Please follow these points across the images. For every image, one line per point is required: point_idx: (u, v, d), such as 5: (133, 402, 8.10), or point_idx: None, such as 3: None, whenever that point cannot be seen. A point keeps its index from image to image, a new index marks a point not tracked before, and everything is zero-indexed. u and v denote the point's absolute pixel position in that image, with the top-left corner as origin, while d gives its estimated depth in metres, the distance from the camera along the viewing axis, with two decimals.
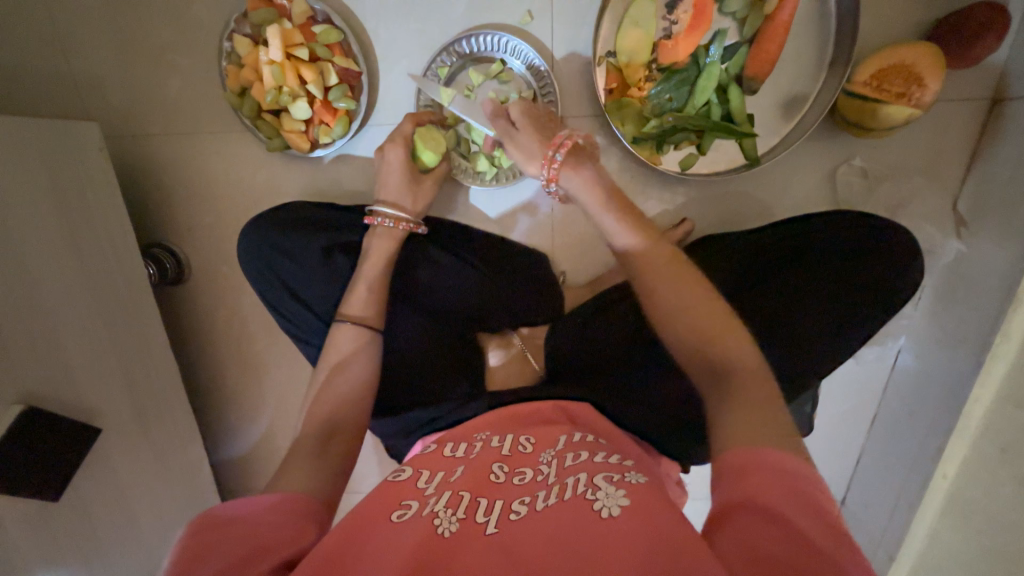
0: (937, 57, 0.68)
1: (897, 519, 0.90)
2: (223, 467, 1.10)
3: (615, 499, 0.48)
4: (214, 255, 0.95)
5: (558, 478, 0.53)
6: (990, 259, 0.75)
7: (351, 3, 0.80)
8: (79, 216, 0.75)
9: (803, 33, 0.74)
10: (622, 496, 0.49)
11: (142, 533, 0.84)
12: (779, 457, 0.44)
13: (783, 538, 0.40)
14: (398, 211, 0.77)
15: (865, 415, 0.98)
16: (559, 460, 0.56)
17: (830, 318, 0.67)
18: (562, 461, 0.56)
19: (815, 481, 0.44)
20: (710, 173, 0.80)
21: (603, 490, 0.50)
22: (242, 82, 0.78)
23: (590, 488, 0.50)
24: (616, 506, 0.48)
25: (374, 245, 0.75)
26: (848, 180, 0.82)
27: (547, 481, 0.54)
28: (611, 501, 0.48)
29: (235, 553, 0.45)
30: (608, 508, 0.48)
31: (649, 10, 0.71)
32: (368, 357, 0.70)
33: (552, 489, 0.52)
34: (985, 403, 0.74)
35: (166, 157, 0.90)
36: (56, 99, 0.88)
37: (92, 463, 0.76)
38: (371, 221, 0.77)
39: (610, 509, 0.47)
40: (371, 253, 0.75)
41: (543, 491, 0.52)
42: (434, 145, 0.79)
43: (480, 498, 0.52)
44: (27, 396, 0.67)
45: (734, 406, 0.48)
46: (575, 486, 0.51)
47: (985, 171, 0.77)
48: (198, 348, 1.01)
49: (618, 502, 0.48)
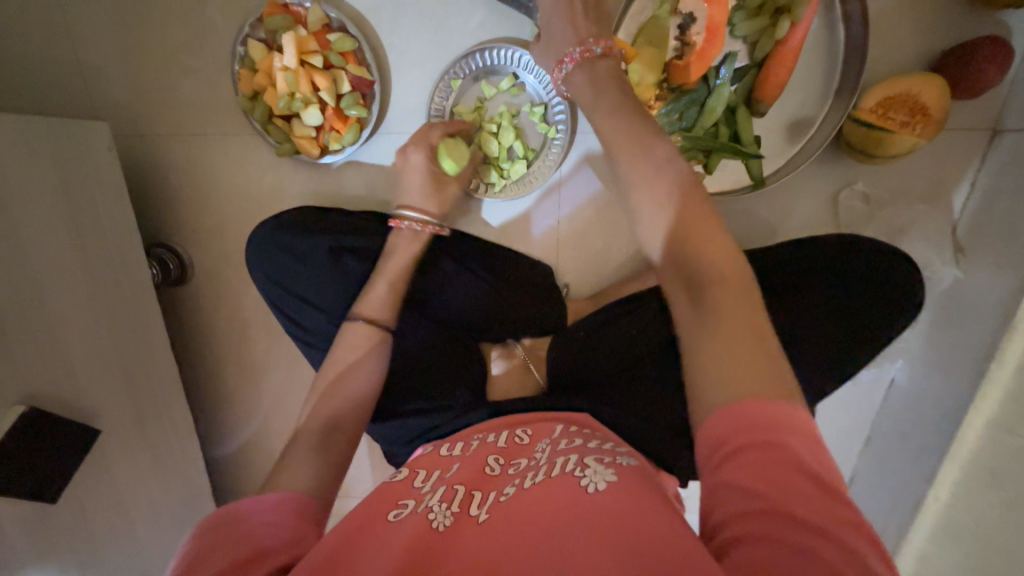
0: (942, 89, 0.69)
1: (890, 533, 0.92)
2: (218, 469, 1.09)
3: (602, 475, 0.49)
4: (219, 257, 0.95)
5: (549, 459, 0.55)
6: (987, 285, 0.77)
7: (365, 11, 0.81)
8: (86, 215, 0.74)
9: (811, 58, 0.76)
10: (610, 473, 0.50)
11: (138, 535, 0.84)
12: (766, 420, 0.39)
13: (777, 518, 0.36)
14: (424, 214, 0.77)
15: (859, 435, 0.99)
16: (552, 446, 0.58)
17: (826, 353, 0.69)
18: (555, 446, 0.57)
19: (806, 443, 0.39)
20: (715, 192, 0.81)
21: (591, 468, 0.51)
22: (254, 87, 0.78)
23: (578, 466, 0.51)
24: (602, 481, 0.49)
25: (399, 247, 0.75)
26: (850, 205, 0.83)
27: (540, 464, 0.55)
28: (598, 477, 0.49)
29: (236, 553, 0.45)
30: (595, 483, 0.48)
31: (662, 30, 0.72)
32: (375, 364, 0.69)
33: (542, 469, 0.53)
34: (977, 429, 0.76)
35: (173, 158, 0.89)
36: (64, 97, 0.88)
37: (90, 464, 0.75)
38: (397, 224, 0.76)
39: (596, 484, 0.48)
40: (396, 255, 0.75)
41: (534, 472, 0.53)
42: (456, 155, 0.78)
43: (475, 491, 0.53)
44: (29, 398, 0.67)
45: (709, 368, 0.43)
46: (564, 464, 0.52)
47: (984, 200, 0.79)
48: (199, 350, 1.01)
49: (605, 477, 0.49)
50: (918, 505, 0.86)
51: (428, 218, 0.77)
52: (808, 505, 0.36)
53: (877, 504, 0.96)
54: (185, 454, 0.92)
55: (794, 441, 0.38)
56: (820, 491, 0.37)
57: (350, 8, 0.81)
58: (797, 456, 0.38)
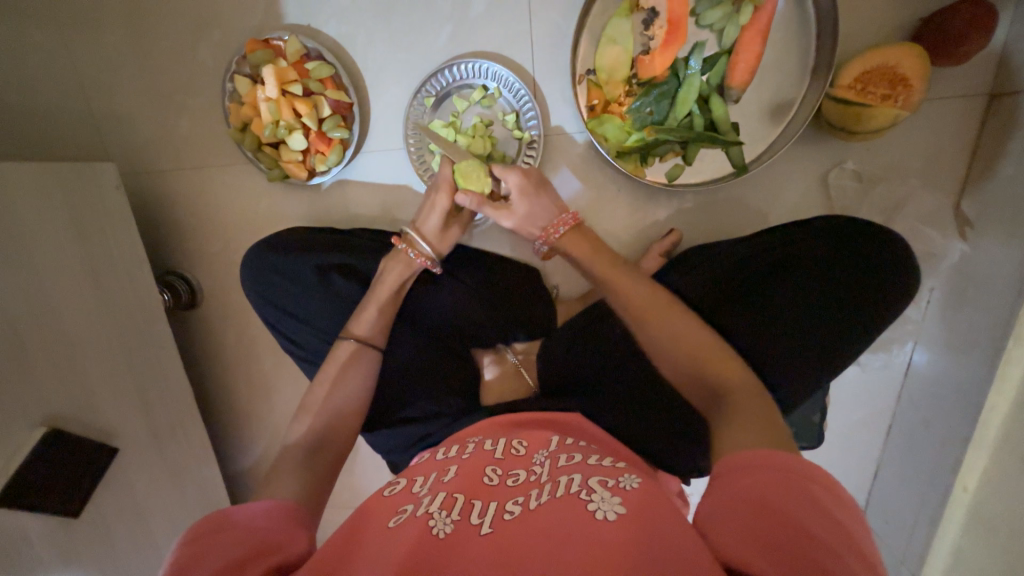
0: (921, 56, 0.67)
1: (918, 534, 0.85)
2: (235, 483, 1.14)
3: (610, 504, 0.49)
4: (223, 279, 1.00)
5: (552, 477, 0.54)
6: (996, 260, 0.73)
7: (341, 38, 0.85)
8: (97, 249, 0.81)
9: (784, 39, 0.74)
10: (618, 502, 0.49)
11: (158, 546, 0.89)
12: (779, 456, 0.45)
13: (785, 527, 0.40)
14: (421, 245, 0.77)
15: (879, 423, 0.93)
16: (551, 461, 0.57)
17: (808, 347, 0.65)
18: (554, 462, 0.57)
19: (814, 474, 0.44)
20: (697, 182, 0.80)
21: (598, 493, 0.50)
22: (243, 119, 0.83)
23: (584, 489, 0.51)
24: (611, 511, 0.48)
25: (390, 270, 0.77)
26: (841, 183, 0.80)
27: (541, 481, 0.54)
28: (606, 505, 0.48)
29: (238, 554, 0.46)
30: (603, 511, 0.48)
31: (625, 28, 0.72)
32: (366, 372, 0.72)
33: (545, 487, 0.53)
34: (1002, 412, 0.72)
35: (177, 190, 0.96)
36: (80, 142, 0.96)
37: (109, 480, 0.80)
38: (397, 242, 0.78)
39: (605, 512, 0.47)
40: (385, 282, 0.76)
41: (537, 489, 0.53)
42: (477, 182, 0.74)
43: (474, 500, 0.53)
44: (51, 418, 0.73)
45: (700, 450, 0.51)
46: (569, 485, 0.52)
47: (986, 170, 0.74)
48: (211, 369, 1.06)
49: (614, 507, 0.48)
50: (944, 498, 0.80)
51: (423, 249, 0.77)
52: (814, 506, 0.42)
53: (903, 499, 0.90)
54: (200, 469, 0.96)
55: (795, 463, 0.45)
56: (823, 498, 0.43)
57: (327, 37, 0.85)
58: (801, 481, 0.43)
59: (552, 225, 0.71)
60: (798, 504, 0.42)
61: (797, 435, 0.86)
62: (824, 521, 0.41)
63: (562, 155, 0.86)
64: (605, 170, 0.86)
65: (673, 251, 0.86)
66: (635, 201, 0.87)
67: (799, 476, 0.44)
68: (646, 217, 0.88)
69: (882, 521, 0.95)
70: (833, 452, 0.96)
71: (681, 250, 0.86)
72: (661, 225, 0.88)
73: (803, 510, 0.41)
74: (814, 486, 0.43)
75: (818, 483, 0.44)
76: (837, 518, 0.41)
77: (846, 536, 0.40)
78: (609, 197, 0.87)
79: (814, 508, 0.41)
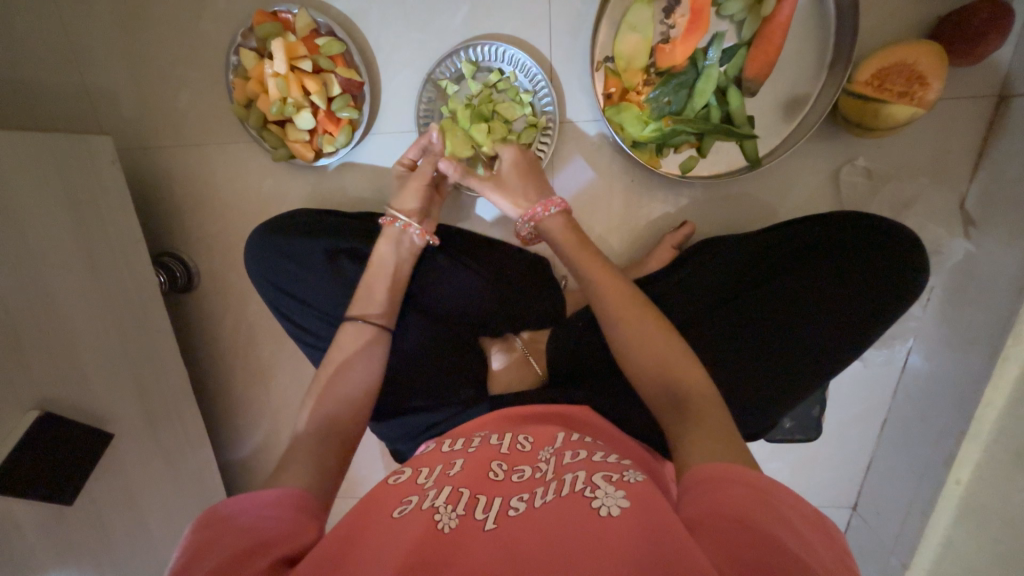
0: (940, 56, 0.68)
1: (909, 525, 0.88)
2: (230, 470, 1.12)
3: (614, 499, 0.47)
4: (222, 261, 0.97)
5: (557, 475, 0.53)
6: (1001, 259, 0.74)
7: (353, 15, 0.82)
8: (92, 226, 0.77)
9: (802, 32, 0.75)
10: (622, 496, 0.47)
11: (151, 534, 0.86)
12: (750, 475, 0.45)
13: (755, 543, 0.39)
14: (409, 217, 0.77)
15: (875, 418, 0.95)
16: (557, 458, 0.56)
17: (816, 345, 0.65)
18: (561, 458, 0.55)
19: (783, 493, 0.44)
20: (710, 175, 0.80)
21: (602, 489, 0.48)
22: (248, 94, 0.80)
23: (589, 486, 0.49)
24: (615, 506, 0.46)
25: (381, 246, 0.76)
26: (852, 180, 0.81)
27: (546, 478, 0.53)
28: (610, 500, 0.46)
29: (240, 546, 0.43)
30: (607, 507, 0.46)
31: (647, 15, 0.71)
32: (371, 356, 0.69)
33: (551, 485, 0.51)
34: (998, 407, 0.74)
35: (175, 167, 0.92)
36: (72, 113, 0.91)
37: (102, 465, 0.78)
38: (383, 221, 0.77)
39: (609, 508, 0.46)
40: (379, 264, 0.75)
41: (542, 487, 0.51)
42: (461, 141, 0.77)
43: (480, 495, 0.51)
44: (44, 402, 0.70)
45: (683, 446, 0.50)
46: (573, 482, 0.50)
47: (994, 170, 0.76)
48: (206, 354, 1.03)
49: (618, 502, 0.46)
50: (935, 492, 0.82)
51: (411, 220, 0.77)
52: (786, 524, 0.41)
53: (896, 492, 0.92)
54: (193, 455, 0.94)
55: (763, 481, 0.44)
56: (795, 518, 0.42)
57: (338, 12, 0.82)
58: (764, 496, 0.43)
59: (539, 206, 0.69)
60: (769, 517, 0.41)
61: (798, 427, 0.87)
62: (795, 537, 0.40)
63: (576, 144, 0.85)
64: (619, 160, 0.85)
65: (684, 244, 0.87)
66: (649, 192, 0.87)
67: (766, 492, 0.43)
68: (653, 210, 0.88)
69: (873, 513, 0.98)
70: (829, 445, 0.98)
71: (693, 244, 0.86)
72: (673, 216, 0.88)
73: (764, 517, 0.41)
74: (779, 502, 0.43)
75: (786, 502, 0.43)
76: (808, 538, 0.40)
77: (816, 553, 0.39)
78: (621, 188, 0.87)
79: (782, 522, 0.41)
